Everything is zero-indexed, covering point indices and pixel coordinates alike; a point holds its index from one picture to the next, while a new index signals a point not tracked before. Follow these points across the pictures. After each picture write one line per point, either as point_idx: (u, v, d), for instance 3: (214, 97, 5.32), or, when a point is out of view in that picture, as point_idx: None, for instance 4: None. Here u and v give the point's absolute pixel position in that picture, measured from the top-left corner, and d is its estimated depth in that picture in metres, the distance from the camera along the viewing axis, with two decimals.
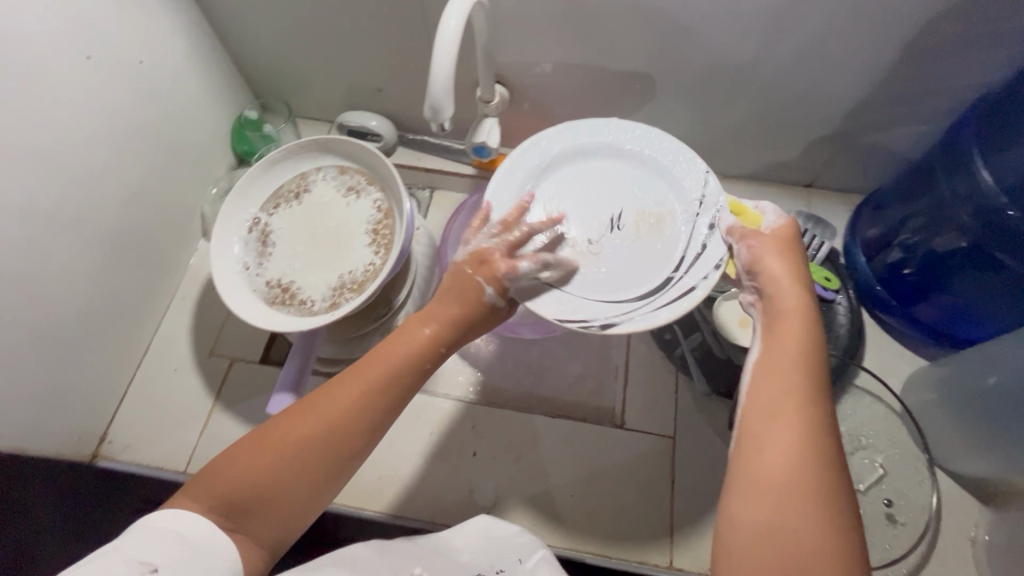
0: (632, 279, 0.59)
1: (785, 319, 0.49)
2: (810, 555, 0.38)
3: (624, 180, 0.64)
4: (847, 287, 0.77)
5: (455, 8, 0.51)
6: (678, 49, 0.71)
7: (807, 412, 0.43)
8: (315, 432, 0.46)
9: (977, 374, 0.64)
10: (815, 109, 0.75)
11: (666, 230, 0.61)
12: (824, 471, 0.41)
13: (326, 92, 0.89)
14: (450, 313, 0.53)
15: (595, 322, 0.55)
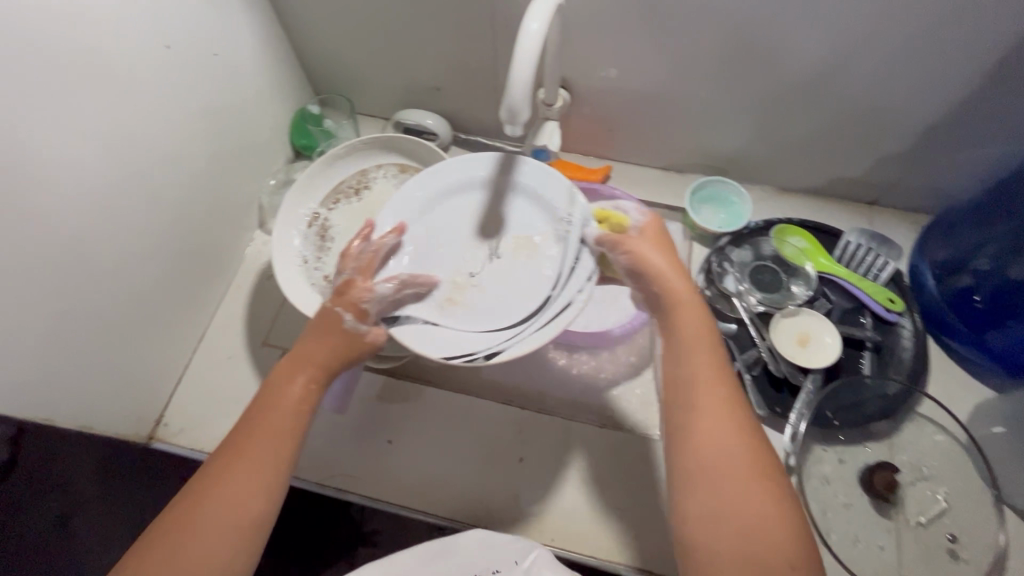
0: (513, 308, 0.61)
1: (678, 319, 0.55)
2: (768, 527, 0.43)
3: (462, 208, 0.65)
4: (913, 310, 0.75)
5: (538, 12, 0.51)
6: (751, 59, 0.69)
7: (719, 403, 0.49)
8: (233, 488, 0.47)
9: None
10: (888, 124, 0.73)
11: (543, 249, 0.62)
12: (745, 450, 0.47)
13: (385, 89, 0.90)
14: (334, 350, 0.56)
15: (478, 356, 0.59)
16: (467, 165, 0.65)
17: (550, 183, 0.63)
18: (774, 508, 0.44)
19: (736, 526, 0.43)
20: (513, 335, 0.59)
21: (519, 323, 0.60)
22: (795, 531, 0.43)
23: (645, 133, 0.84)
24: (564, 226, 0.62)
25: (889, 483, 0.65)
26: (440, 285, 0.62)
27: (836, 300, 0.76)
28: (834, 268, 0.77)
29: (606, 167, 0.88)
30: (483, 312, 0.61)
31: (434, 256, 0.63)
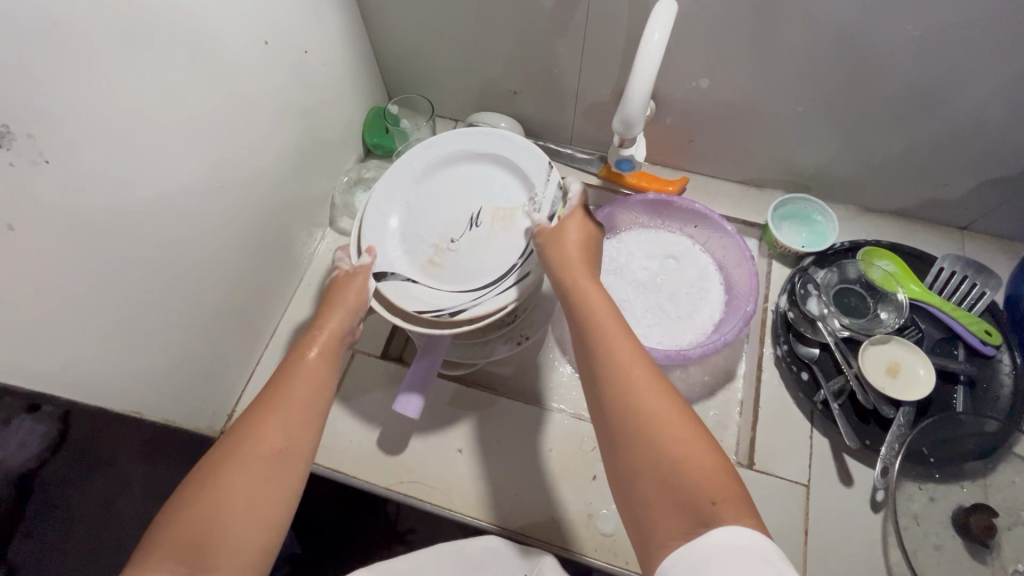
0: (476, 272, 0.63)
1: (585, 294, 0.53)
2: (698, 476, 0.40)
3: (451, 181, 0.67)
4: (1013, 344, 0.70)
5: (659, 23, 0.49)
6: (855, 76, 0.66)
7: (637, 364, 0.46)
8: (255, 443, 0.45)
9: None
10: (996, 149, 0.69)
11: (517, 222, 0.64)
12: (670, 406, 0.43)
13: (460, 90, 0.88)
14: (331, 320, 0.57)
15: (444, 312, 0.60)
16: (462, 137, 0.67)
17: (532, 162, 0.65)
18: (705, 458, 0.41)
19: (665, 480, 0.40)
20: (479, 297, 0.61)
21: (487, 286, 0.61)
22: (726, 478, 0.40)
23: (726, 146, 0.82)
24: (535, 206, 0.64)
25: (988, 526, 0.62)
26: (423, 245, 0.64)
27: (928, 329, 0.73)
28: (927, 295, 0.73)
29: (683, 179, 0.86)
30: (458, 276, 0.63)
31: (425, 219, 0.65)
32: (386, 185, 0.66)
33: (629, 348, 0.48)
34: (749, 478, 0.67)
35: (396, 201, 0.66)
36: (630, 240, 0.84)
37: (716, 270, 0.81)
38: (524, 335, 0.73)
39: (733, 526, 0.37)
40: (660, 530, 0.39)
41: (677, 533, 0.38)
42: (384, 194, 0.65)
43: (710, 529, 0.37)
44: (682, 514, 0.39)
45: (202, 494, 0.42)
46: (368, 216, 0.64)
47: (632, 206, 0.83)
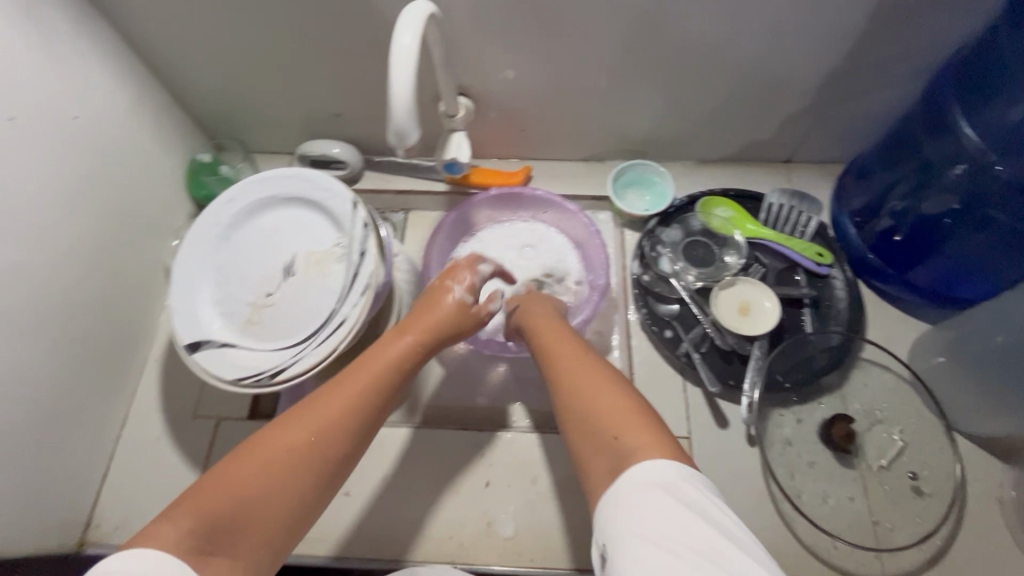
0: (300, 323, 0.60)
1: (533, 318, 0.63)
2: (610, 419, 0.45)
3: (263, 231, 0.65)
4: (842, 261, 0.76)
5: (407, 24, 0.48)
6: (647, 39, 0.68)
7: (579, 354, 0.54)
8: (329, 427, 0.45)
9: (984, 334, 0.63)
10: (787, 83, 0.73)
11: (330, 265, 0.61)
12: (596, 375, 0.51)
13: (283, 122, 0.84)
14: (437, 318, 0.57)
15: (264, 374, 0.57)
16: (266, 187, 0.64)
17: (336, 202, 0.62)
18: (631, 409, 0.46)
19: (591, 431, 0.46)
20: (298, 351, 0.58)
21: (309, 336, 0.58)
22: (634, 416, 0.45)
23: (555, 129, 0.83)
24: (346, 245, 0.61)
25: (848, 433, 0.65)
26: (241, 306, 0.62)
27: (770, 263, 0.77)
28: (761, 232, 0.78)
29: (525, 168, 0.86)
30: (282, 331, 0.60)
31: (243, 278, 0.63)
32: (195, 256, 0.64)
33: (570, 345, 0.56)
34: None
35: (211, 268, 0.64)
36: (486, 238, 0.84)
37: (575, 249, 0.82)
38: None
39: (654, 457, 0.40)
40: (594, 479, 0.44)
41: (604, 478, 0.42)
42: (195, 266, 0.63)
43: (634, 462, 0.41)
44: (609, 455, 0.43)
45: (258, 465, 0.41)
46: (178, 291, 0.62)
47: (480, 205, 0.83)
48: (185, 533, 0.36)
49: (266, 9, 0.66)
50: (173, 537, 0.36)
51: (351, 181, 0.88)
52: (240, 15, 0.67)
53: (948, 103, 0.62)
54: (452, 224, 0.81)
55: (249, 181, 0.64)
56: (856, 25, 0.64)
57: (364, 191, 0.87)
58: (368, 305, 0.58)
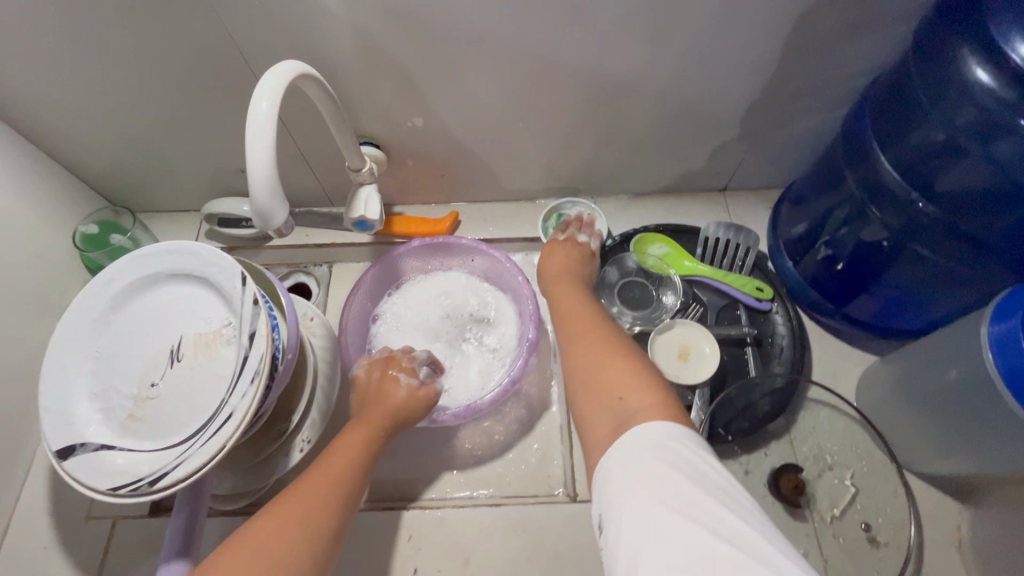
0: (185, 417, 0.53)
1: (558, 287, 0.64)
2: (616, 381, 0.45)
3: (146, 312, 0.58)
4: (783, 296, 0.72)
5: (266, 89, 0.43)
6: (553, 80, 0.64)
7: (604, 324, 0.54)
8: (313, 501, 0.48)
9: (937, 368, 0.58)
10: (710, 117, 0.70)
11: (220, 348, 0.55)
12: (620, 343, 0.50)
13: (184, 181, 0.79)
14: (393, 395, 0.59)
15: (143, 481, 0.51)
16: (148, 264, 0.58)
17: (225, 276, 0.56)
18: (639, 373, 0.46)
19: (595, 389, 0.46)
20: (182, 452, 0.51)
21: (194, 433, 0.52)
22: (640, 380, 0.45)
23: (478, 171, 0.78)
24: (236, 324, 0.55)
25: (795, 486, 0.63)
26: (121, 401, 0.55)
27: (710, 300, 0.74)
28: (698, 269, 0.75)
29: (452, 214, 0.81)
30: (165, 428, 0.53)
31: (123, 367, 0.57)
32: (70, 345, 0.57)
33: (598, 316, 0.56)
34: (572, 514, 0.64)
35: (88, 359, 0.57)
36: (413, 290, 0.79)
37: (505, 298, 0.78)
38: (307, 439, 0.65)
39: (654, 418, 0.40)
40: (592, 434, 0.44)
41: (601, 432, 0.43)
42: (70, 357, 0.57)
43: (636, 422, 0.40)
44: (613, 416, 0.43)
45: (254, 544, 0.43)
46: (50, 389, 0.55)
47: (404, 257, 0.78)
48: None
49: (135, 71, 0.61)
50: None
51: (265, 238, 0.82)
52: (106, 78, 0.61)
53: (867, 133, 0.59)
54: (374, 279, 0.76)
55: (129, 258, 0.58)
56: (772, 59, 0.61)
57: (280, 248, 0.81)
58: (260, 394, 0.53)
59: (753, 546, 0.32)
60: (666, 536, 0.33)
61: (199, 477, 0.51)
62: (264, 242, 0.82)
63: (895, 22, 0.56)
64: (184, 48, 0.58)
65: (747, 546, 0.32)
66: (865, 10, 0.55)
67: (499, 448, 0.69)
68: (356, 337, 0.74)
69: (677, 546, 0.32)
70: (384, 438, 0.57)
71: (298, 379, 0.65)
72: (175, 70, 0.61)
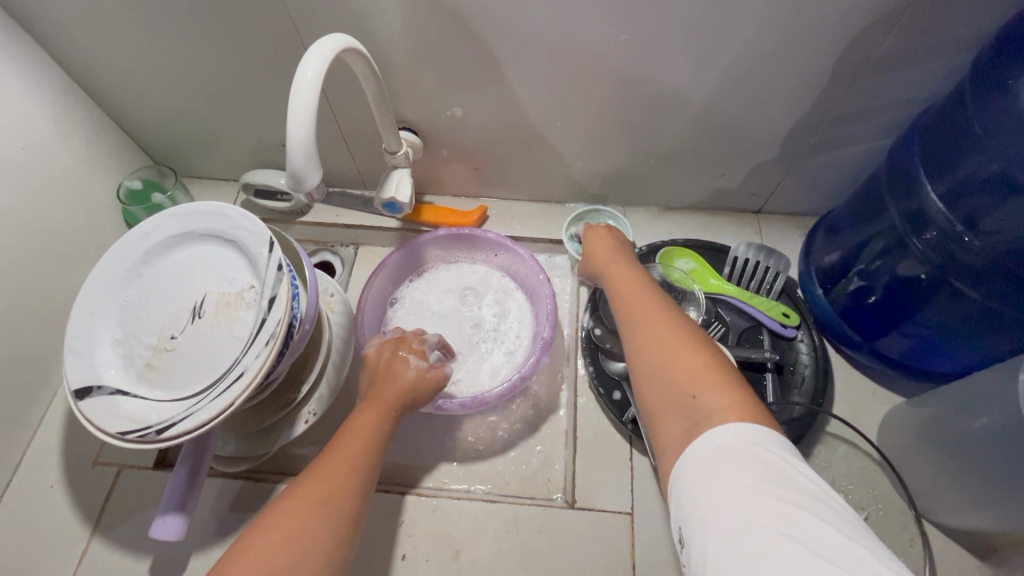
0: (198, 372, 0.54)
1: (610, 268, 0.60)
2: (686, 374, 0.42)
3: (175, 268, 0.60)
4: (809, 324, 0.70)
5: (313, 58, 0.44)
6: (595, 84, 0.64)
7: (663, 305, 0.51)
8: (330, 485, 0.47)
9: (965, 416, 0.55)
10: (750, 136, 0.69)
11: (240, 310, 0.56)
12: (684, 326, 0.47)
13: (226, 150, 0.81)
14: (402, 374, 0.58)
15: (150, 429, 0.52)
16: (183, 222, 0.60)
17: (253, 241, 0.58)
18: (712, 364, 0.43)
19: (665, 382, 0.43)
20: (192, 405, 0.52)
21: (206, 389, 0.53)
22: (714, 373, 0.42)
23: (511, 168, 0.79)
24: (259, 288, 0.56)
25: None
26: (140, 350, 0.57)
27: (732, 321, 0.72)
28: (723, 288, 0.73)
29: (480, 209, 0.82)
30: (178, 380, 0.55)
31: (147, 317, 0.58)
32: (100, 291, 0.59)
33: (655, 296, 0.53)
34: (566, 521, 0.63)
35: (115, 306, 0.59)
36: (436, 279, 0.79)
37: (523, 295, 0.77)
38: (313, 412, 0.65)
39: (733, 419, 0.38)
40: (664, 433, 0.42)
41: (675, 433, 0.40)
42: (98, 303, 0.59)
43: (713, 424, 0.38)
44: (684, 415, 0.41)
45: (276, 531, 0.42)
46: (76, 330, 0.57)
47: (429, 245, 0.78)
48: None
49: (192, 40, 0.63)
50: None
51: (297, 213, 0.84)
52: (165, 44, 0.64)
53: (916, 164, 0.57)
54: (398, 263, 0.77)
55: (165, 214, 0.60)
56: (820, 80, 0.60)
57: (310, 224, 0.83)
58: (272, 357, 0.53)
59: (857, 562, 0.30)
60: (764, 554, 0.31)
61: (205, 431, 0.52)
62: (295, 216, 0.84)
63: (954, 52, 0.55)
64: (241, 21, 0.61)
65: (852, 562, 0.30)
66: (922, 37, 0.54)
67: (501, 446, 0.68)
68: (373, 317, 0.75)
69: (776, 566, 0.30)
70: (395, 417, 0.57)
71: (311, 353, 0.66)
72: (230, 41, 0.63)
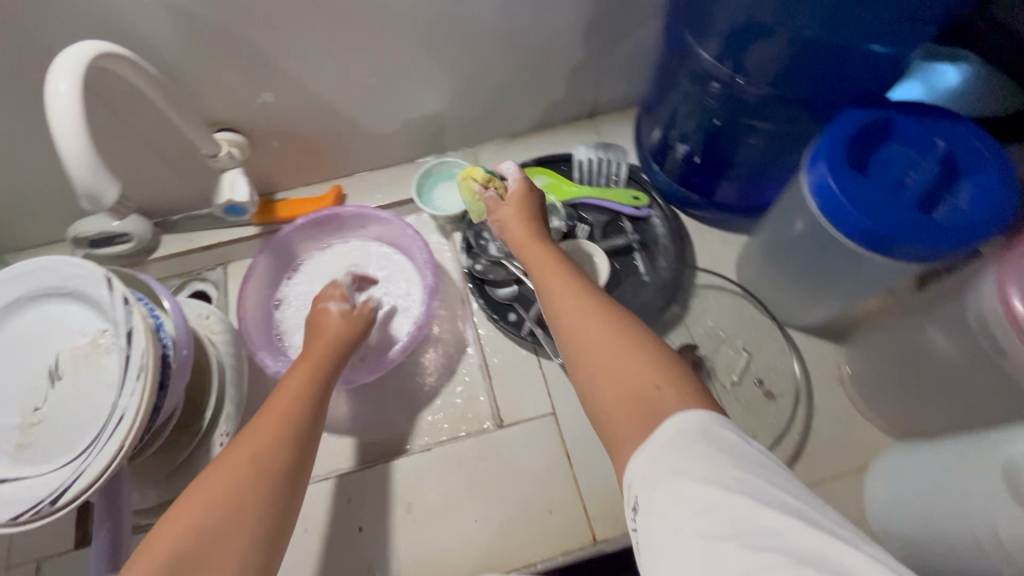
0: (76, 431, 0.52)
1: (529, 247, 0.55)
2: (635, 368, 0.39)
3: (13, 339, 0.56)
4: (657, 199, 0.77)
5: (64, 68, 0.42)
6: (390, 29, 0.65)
7: (593, 290, 0.47)
8: (265, 429, 0.48)
9: (788, 223, 0.63)
10: (553, 45, 0.73)
11: (99, 357, 0.54)
12: (620, 313, 0.44)
13: (40, 210, 0.74)
14: (325, 325, 0.60)
15: (43, 501, 0.49)
16: (6, 290, 0.56)
17: (90, 284, 0.55)
18: (656, 355, 0.40)
19: (612, 378, 0.40)
20: (81, 463, 0.50)
21: (89, 443, 0.51)
22: (663, 364, 0.39)
23: (348, 140, 0.78)
24: (112, 328, 0.54)
25: (693, 361, 0.70)
26: (4, 432, 0.53)
27: (594, 219, 0.78)
28: (577, 191, 0.77)
29: (334, 190, 0.82)
30: (57, 446, 0.52)
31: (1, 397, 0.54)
32: None
33: (583, 279, 0.49)
34: (500, 440, 0.67)
35: None
36: (312, 269, 0.78)
37: (402, 257, 0.78)
38: (226, 432, 0.64)
39: (694, 409, 0.36)
40: (617, 431, 0.38)
41: (632, 431, 0.37)
42: None
43: (673, 417, 0.36)
44: (637, 407, 0.38)
45: (212, 480, 0.43)
46: None
47: (295, 238, 0.77)
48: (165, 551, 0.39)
49: None
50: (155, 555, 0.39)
51: (147, 252, 0.79)
52: None
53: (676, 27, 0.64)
54: (269, 263, 0.76)
55: None
56: None
57: (165, 258, 0.79)
58: (150, 389, 0.52)
59: (797, 509, 0.30)
60: (707, 507, 0.30)
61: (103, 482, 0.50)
62: (146, 255, 0.79)
63: None
64: None
65: (792, 514, 0.29)
66: None
67: (424, 399, 0.71)
68: (262, 326, 0.73)
69: (718, 522, 0.29)
70: (332, 363, 0.57)
71: (203, 380, 0.64)
72: None
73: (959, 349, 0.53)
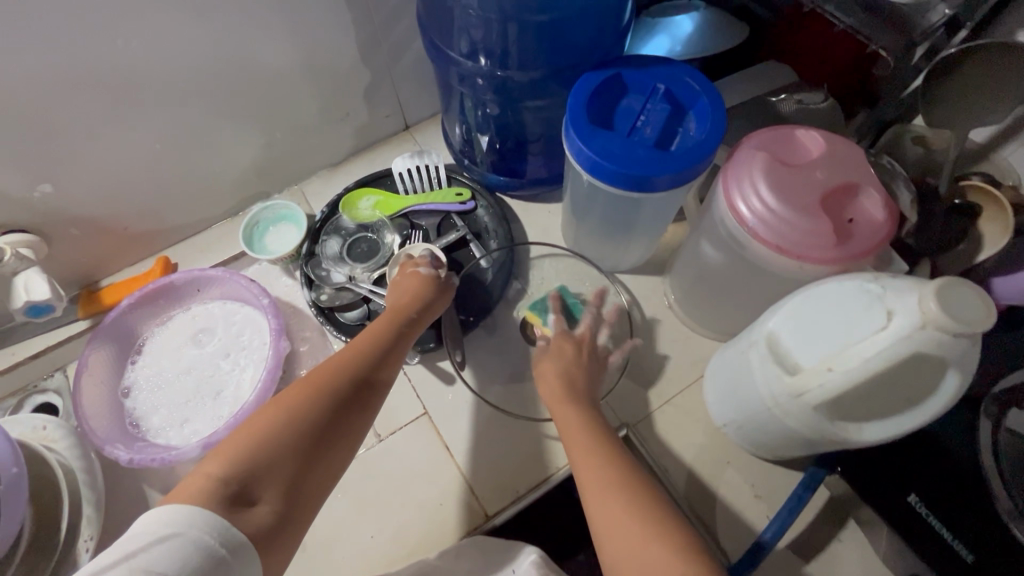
0: None
1: (560, 407, 0.58)
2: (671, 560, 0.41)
3: None
4: (480, 192, 0.82)
5: None
6: (160, 95, 0.65)
7: (627, 467, 0.49)
8: (331, 374, 0.51)
9: (575, 177, 0.67)
10: (336, 72, 0.75)
11: None
12: (654, 496, 0.46)
13: None
14: (411, 288, 0.64)
15: None
16: None
17: None
18: (687, 546, 0.42)
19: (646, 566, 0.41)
20: None
21: None
22: (691, 559, 0.41)
23: (159, 209, 0.77)
24: None
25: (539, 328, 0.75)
26: None
27: (427, 223, 0.81)
28: (403, 202, 0.81)
29: (160, 262, 0.80)
30: None
31: None
32: None
33: (621, 453, 0.51)
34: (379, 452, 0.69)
35: None
36: (155, 347, 0.76)
37: (246, 307, 0.77)
38: (90, 538, 0.61)
39: None
40: None
41: None
42: None
43: None
44: None
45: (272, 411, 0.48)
46: None
47: (126, 320, 0.75)
48: (219, 475, 0.43)
49: None
50: (207, 475, 0.43)
51: None
52: None
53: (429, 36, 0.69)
54: (100, 355, 0.72)
55: None
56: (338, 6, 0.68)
57: None
58: None
59: None
60: None
61: None
62: None
63: None
64: None
65: None
66: None
67: None
68: (111, 418, 0.70)
69: None
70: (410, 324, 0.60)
71: (53, 493, 0.62)
72: None
73: (724, 255, 0.62)
